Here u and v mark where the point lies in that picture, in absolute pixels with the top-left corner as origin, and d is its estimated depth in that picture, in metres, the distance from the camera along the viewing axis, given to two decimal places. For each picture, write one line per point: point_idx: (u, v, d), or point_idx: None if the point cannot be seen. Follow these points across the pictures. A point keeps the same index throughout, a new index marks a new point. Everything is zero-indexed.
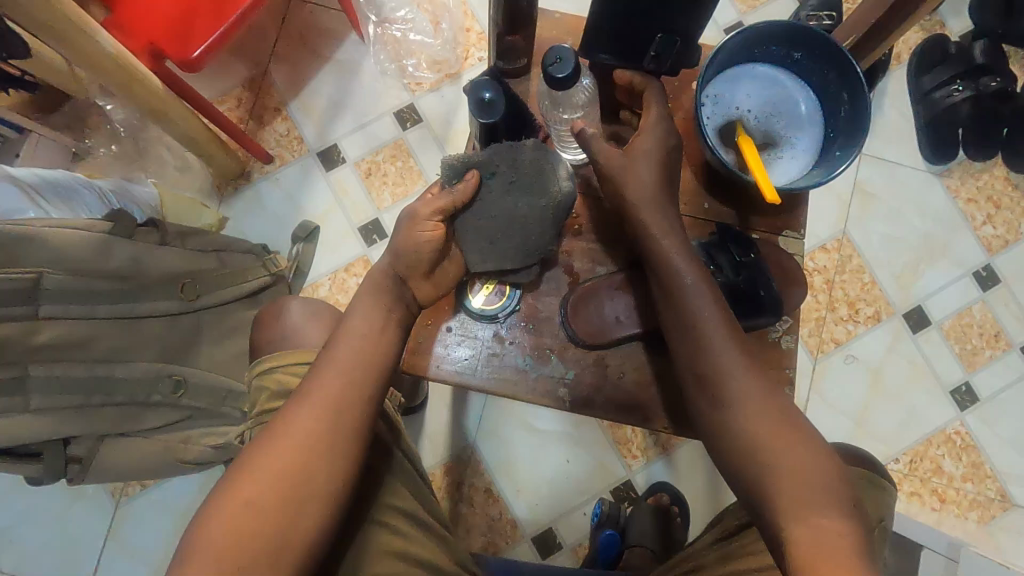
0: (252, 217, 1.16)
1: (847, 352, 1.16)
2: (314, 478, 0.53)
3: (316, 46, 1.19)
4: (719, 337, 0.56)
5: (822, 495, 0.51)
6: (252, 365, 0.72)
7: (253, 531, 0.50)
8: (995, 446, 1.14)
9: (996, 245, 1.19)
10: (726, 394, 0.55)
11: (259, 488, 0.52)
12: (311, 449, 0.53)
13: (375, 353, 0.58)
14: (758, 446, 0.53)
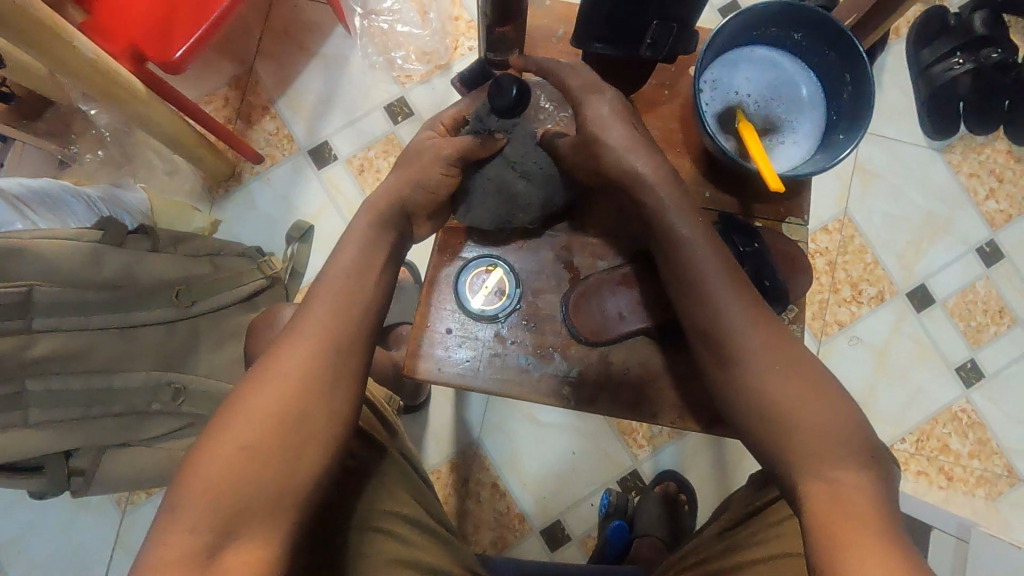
0: (246, 220, 1.14)
1: (852, 333, 1.15)
2: (312, 422, 0.50)
3: (303, 42, 1.16)
4: (727, 295, 0.53)
5: (840, 446, 0.48)
6: None
7: (248, 478, 0.47)
8: (1001, 423, 1.14)
9: (1000, 220, 1.18)
10: (740, 352, 0.52)
11: (251, 432, 0.48)
12: (306, 391, 0.51)
13: (363, 299, 0.56)
14: (776, 400, 0.50)
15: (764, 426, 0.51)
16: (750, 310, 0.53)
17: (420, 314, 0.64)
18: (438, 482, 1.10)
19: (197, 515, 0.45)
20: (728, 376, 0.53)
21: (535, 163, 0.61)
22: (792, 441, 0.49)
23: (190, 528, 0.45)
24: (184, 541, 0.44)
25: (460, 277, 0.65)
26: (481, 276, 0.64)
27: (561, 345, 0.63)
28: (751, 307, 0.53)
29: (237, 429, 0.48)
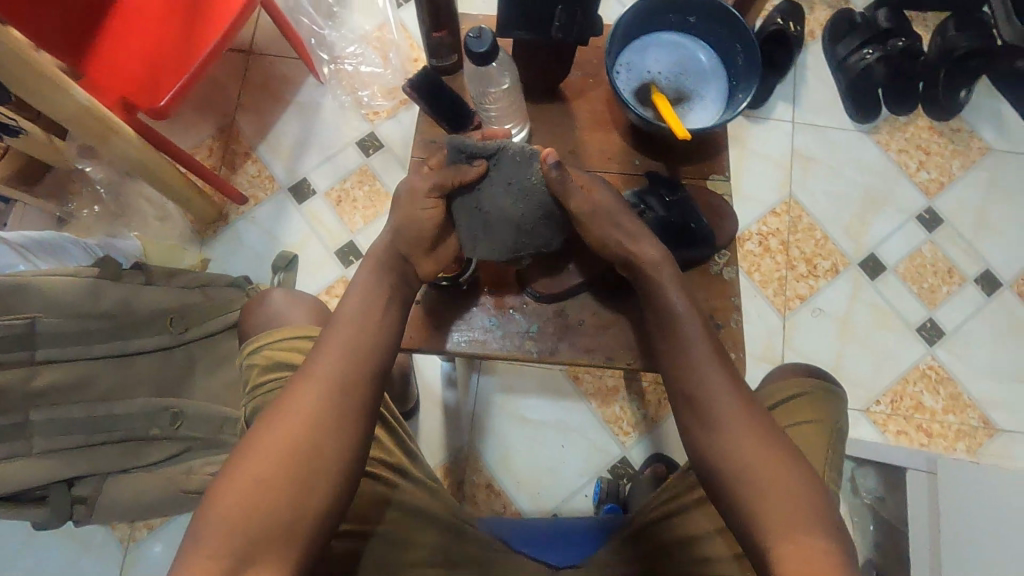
0: (235, 256, 1.21)
1: (813, 306, 1.21)
2: (321, 458, 0.56)
3: (278, 92, 1.28)
4: (706, 364, 0.61)
5: (811, 519, 0.53)
6: (243, 348, 0.78)
7: (262, 507, 0.53)
8: (968, 376, 1.19)
9: (934, 189, 1.27)
10: (716, 412, 0.59)
11: (268, 463, 0.55)
12: (317, 430, 0.57)
13: (369, 345, 0.62)
14: (747, 466, 0.56)
15: (735, 479, 0.56)
16: (731, 384, 0.60)
17: None
18: None
19: (218, 541, 0.51)
20: (702, 433, 0.59)
21: (525, 182, 0.63)
22: (761, 497, 0.55)
23: (211, 552, 0.51)
24: (204, 563, 0.50)
25: None
26: None
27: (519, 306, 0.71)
28: (732, 381, 0.60)
29: (257, 459, 0.55)
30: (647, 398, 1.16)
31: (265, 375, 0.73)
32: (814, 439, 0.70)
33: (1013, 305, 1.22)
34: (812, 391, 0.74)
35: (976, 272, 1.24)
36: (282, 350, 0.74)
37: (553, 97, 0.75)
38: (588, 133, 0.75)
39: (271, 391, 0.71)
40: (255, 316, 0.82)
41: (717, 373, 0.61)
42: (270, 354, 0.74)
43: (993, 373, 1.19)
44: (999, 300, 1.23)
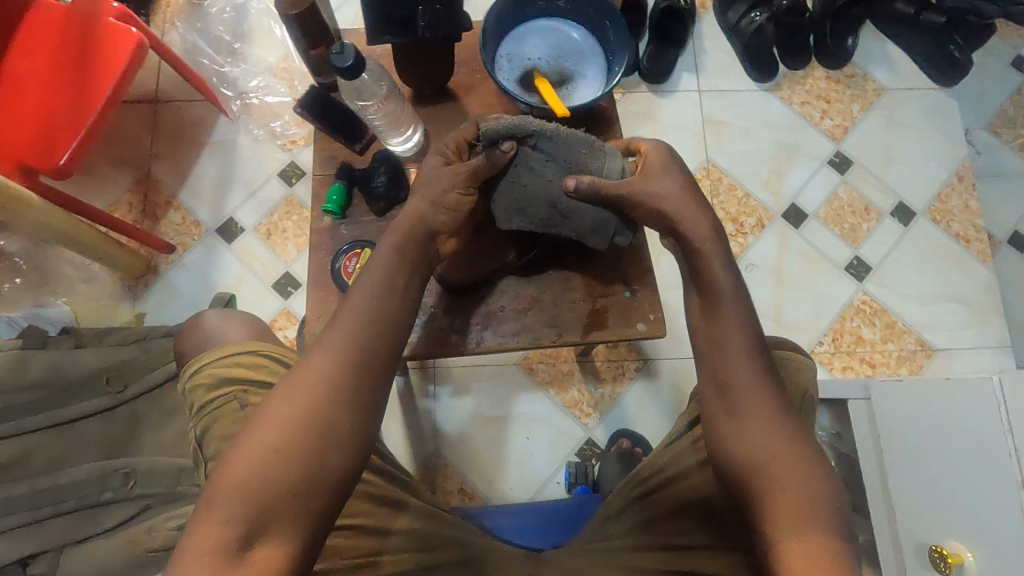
0: (171, 305, 1.19)
1: (746, 262, 1.25)
2: (333, 440, 0.53)
3: (192, 136, 1.27)
4: (737, 357, 0.61)
5: (822, 514, 0.53)
6: (188, 366, 0.70)
7: (274, 479, 0.51)
8: (900, 304, 1.24)
9: (840, 134, 1.33)
10: (739, 401, 0.59)
11: (281, 437, 0.52)
12: (336, 415, 0.54)
13: (386, 314, 0.59)
14: (769, 454, 0.56)
15: (751, 455, 0.57)
16: (761, 375, 0.60)
17: (310, 304, 0.70)
18: None
19: (231, 508, 0.49)
20: (731, 395, 0.59)
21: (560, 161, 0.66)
22: (776, 476, 0.55)
23: (224, 520, 0.49)
24: (213, 532, 0.49)
25: (336, 261, 0.70)
26: (353, 259, 0.70)
27: (457, 310, 0.72)
28: (763, 373, 0.60)
29: (268, 430, 0.52)
30: (603, 377, 1.18)
31: (211, 393, 0.67)
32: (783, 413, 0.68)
33: (930, 230, 1.29)
34: (780, 357, 0.70)
35: (891, 205, 1.30)
36: (225, 369, 0.67)
37: (443, 96, 0.77)
38: None
39: (236, 414, 0.66)
40: (190, 343, 0.74)
41: (750, 364, 0.60)
42: (214, 372, 0.67)
43: (922, 297, 1.25)
44: (916, 228, 1.29)
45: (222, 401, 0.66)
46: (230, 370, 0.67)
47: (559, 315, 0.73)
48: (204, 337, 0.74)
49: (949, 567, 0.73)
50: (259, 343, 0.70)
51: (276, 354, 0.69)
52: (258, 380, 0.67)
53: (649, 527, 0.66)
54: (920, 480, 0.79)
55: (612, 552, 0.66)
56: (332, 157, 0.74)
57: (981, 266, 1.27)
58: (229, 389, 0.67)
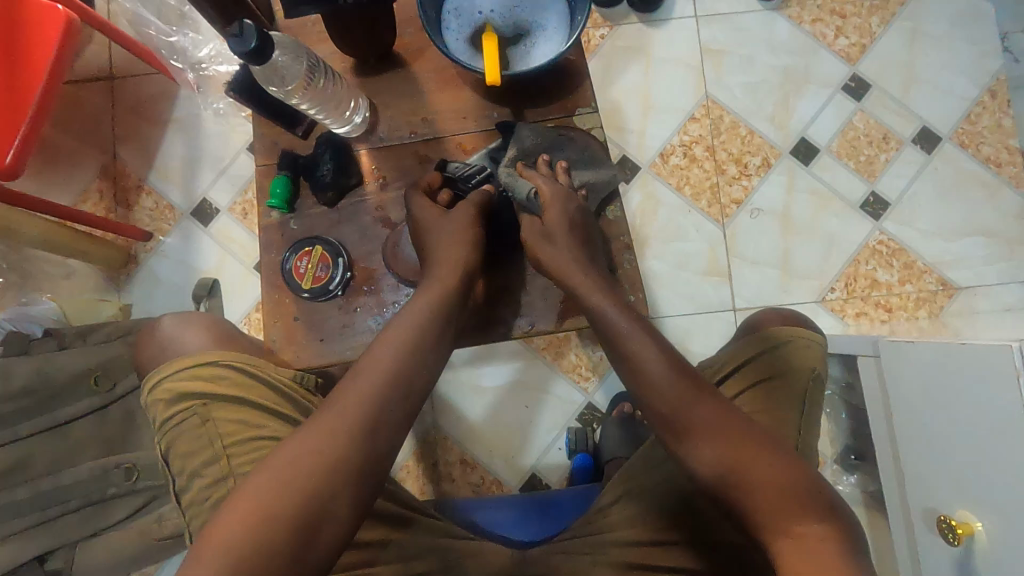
0: (154, 295, 1.17)
1: (750, 207, 1.16)
2: (338, 485, 0.50)
3: (153, 113, 1.20)
4: (662, 371, 0.58)
5: (805, 506, 0.49)
6: (149, 378, 0.62)
7: (278, 512, 0.47)
8: (920, 241, 1.15)
9: (855, 53, 1.20)
10: (682, 422, 0.55)
11: (286, 481, 0.49)
12: (343, 458, 0.50)
13: (407, 344, 0.56)
14: (727, 466, 0.52)
15: (717, 446, 0.53)
16: (686, 389, 0.57)
17: (265, 308, 0.66)
18: (410, 476, 1.12)
19: (224, 555, 0.45)
20: (679, 393, 0.57)
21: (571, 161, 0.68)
22: (746, 465, 0.52)
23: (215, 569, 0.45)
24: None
25: (286, 261, 0.65)
26: (304, 259, 0.65)
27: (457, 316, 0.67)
28: (689, 386, 0.57)
29: (271, 475, 0.49)
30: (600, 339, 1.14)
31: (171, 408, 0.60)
32: (786, 394, 0.66)
33: (956, 157, 1.17)
34: (787, 339, 0.69)
35: (913, 131, 1.18)
36: (185, 382, 0.59)
37: (388, 64, 0.69)
38: (437, 94, 0.69)
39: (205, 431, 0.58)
40: (149, 351, 0.66)
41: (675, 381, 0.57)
42: (172, 386, 0.59)
43: (944, 232, 1.15)
44: (941, 156, 1.17)
45: (183, 417, 0.59)
46: (187, 384, 0.59)
47: (531, 302, 0.67)
48: (160, 349, 0.65)
49: (959, 539, 0.69)
50: (220, 350, 0.61)
51: (241, 361, 0.61)
52: (222, 392, 0.59)
53: (639, 522, 0.65)
54: (931, 446, 0.74)
55: (603, 547, 0.65)
56: (274, 144, 0.68)
57: (1012, 193, 1.16)
58: (188, 404, 0.59)
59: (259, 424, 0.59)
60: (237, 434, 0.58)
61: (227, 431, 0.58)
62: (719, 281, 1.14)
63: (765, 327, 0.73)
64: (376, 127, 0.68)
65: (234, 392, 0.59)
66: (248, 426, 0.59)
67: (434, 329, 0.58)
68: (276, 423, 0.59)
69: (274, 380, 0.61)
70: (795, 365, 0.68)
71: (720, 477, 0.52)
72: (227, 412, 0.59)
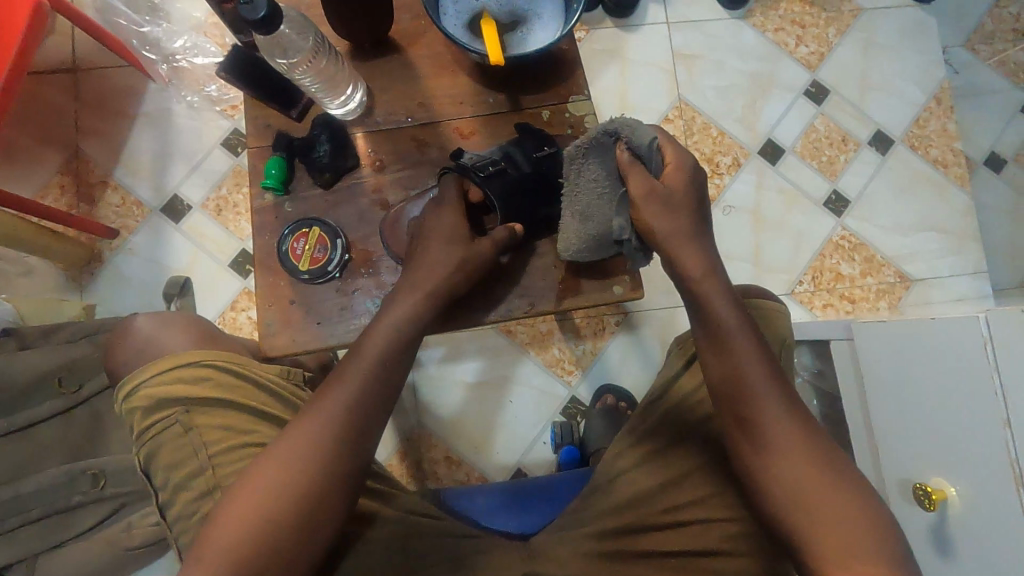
0: (120, 294, 1.11)
1: (723, 204, 1.21)
2: (331, 485, 0.53)
3: (120, 107, 1.16)
4: (764, 382, 0.57)
5: (870, 543, 0.51)
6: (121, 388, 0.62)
7: (277, 499, 0.51)
8: (878, 236, 1.23)
9: (815, 61, 1.27)
10: (768, 435, 0.56)
11: (255, 506, 0.51)
12: (319, 490, 0.52)
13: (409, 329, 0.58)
14: (801, 487, 0.54)
15: (795, 470, 0.55)
16: (783, 399, 0.57)
17: (259, 292, 0.65)
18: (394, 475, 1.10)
19: (234, 540, 0.50)
20: (752, 395, 0.57)
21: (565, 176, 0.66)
22: (814, 492, 0.53)
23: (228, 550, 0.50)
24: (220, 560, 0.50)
25: (282, 242, 0.65)
26: (301, 240, 0.64)
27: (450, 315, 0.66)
28: (785, 397, 0.57)
29: (243, 501, 0.52)
30: (583, 333, 1.15)
31: (151, 415, 0.60)
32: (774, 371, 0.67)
33: (908, 158, 1.26)
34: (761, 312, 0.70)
35: (869, 134, 1.26)
36: (168, 389, 0.60)
37: (383, 50, 0.69)
38: (433, 80, 0.69)
39: (188, 441, 0.59)
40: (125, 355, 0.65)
41: (776, 392, 0.56)
42: (152, 393, 0.60)
43: (900, 228, 1.23)
44: (895, 157, 1.25)
45: (165, 425, 0.59)
46: (170, 389, 0.60)
47: (530, 283, 0.69)
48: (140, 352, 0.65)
49: (933, 504, 0.72)
50: (204, 350, 0.62)
51: (227, 362, 0.62)
52: (205, 397, 0.60)
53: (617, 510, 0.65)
54: (906, 420, 0.79)
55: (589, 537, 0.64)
56: (267, 126, 0.67)
57: (958, 192, 1.25)
58: (170, 412, 0.60)
59: (248, 427, 0.60)
60: (222, 441, 0.59)
61: (211, 437, 0.59)
62: None
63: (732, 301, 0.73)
64: (373, 112, 0.68)
65: (218, 397, 0.60)
66: (236, 429, 0.60)
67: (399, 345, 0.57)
68: (265, 424, 0.61)
69: (261, 380, 0.63)
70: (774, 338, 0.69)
71: (783, 490, 0.55)
72: (212, 416, 0.60)
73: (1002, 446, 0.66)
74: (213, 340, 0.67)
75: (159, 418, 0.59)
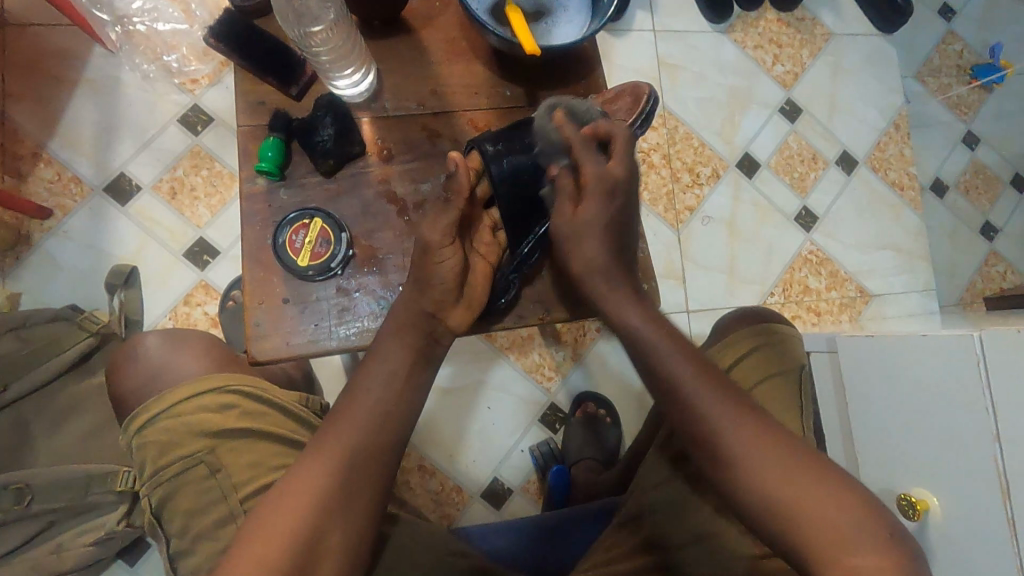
0: (52, 282, 0.98)
1: (702, 215, 1.22)
2: (360, 492, 0.51)
3: (57, 71, 1.03)
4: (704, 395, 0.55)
5: (859, 539, 0.48)
6: (133, 422, 0.61)
7: (302, 515, 0.49)
8: (841, 251, 1.28)
9: (790, 80, 1.31)
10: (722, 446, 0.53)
11: (268, 544, 0.47)
12: (338, 492, 0.50)
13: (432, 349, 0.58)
14: (775, 490, 0.51)
15: (763, 476, 0.51)
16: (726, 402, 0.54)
17: (248, 288, 0.59)
18: None
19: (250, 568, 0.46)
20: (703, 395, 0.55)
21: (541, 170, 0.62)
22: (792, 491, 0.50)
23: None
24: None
25: (279, 235, 0.60)
26: (301, 232, 0.59)
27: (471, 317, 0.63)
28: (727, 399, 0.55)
29: (254, 544, 0.47)
30: (563, 339, 1.13)
31: (170, 454, 0.60)
32: (780, 394, 0.74)
33: (869, 179, 1.32)
34: (775, 336, 0.78)
35: (836, 154, 1.31)
36: (191, 424, 0.60)
37: (394, 31, 0.64)
38: (446, 67, 0.65)
39: (213, 480, 0.60)
40: (132, 377, 0.65)
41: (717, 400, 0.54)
42: (172, 429, 0.60)
43: (861, 245, 1.29)
44: (858, 177, 1.32)
45: (187, 464, 0.59)
46: (191, 423, 0.60)
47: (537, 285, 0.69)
48: (152, 374, 0.65)
49: (917, 514, 0.75)
50: (221, 376, 0.63)
51: (247, 389, 0.63)
52: (230, 431, 0.61)
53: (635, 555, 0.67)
54: (889, 430, 0.81)
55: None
56: (262, 103, 0.62)
57: (912, 214, 1.33)
58: (194, 449, 0.60)
59: (277, 458, 0.61)
60: (250, 476, 0.60)
61: (239, 473, 0.60)
62: (674, 284, 1.19)
63: (732, 330, 0.81)
64: (382, 99, 0.63)
65: (241, 428, 0.61)
66: (263, 462, 0.61)
67: (410, 371, 0.56)
68: (291, 453, 0.62)
69: (284, 405, 0.64)
70: (779, 364, 0.76)
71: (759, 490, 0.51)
72: (238, 453, 0.61)
73: (988, 461, 0.68)
74: (226, 361, 0.68)
75: (181, 458, 0.59)
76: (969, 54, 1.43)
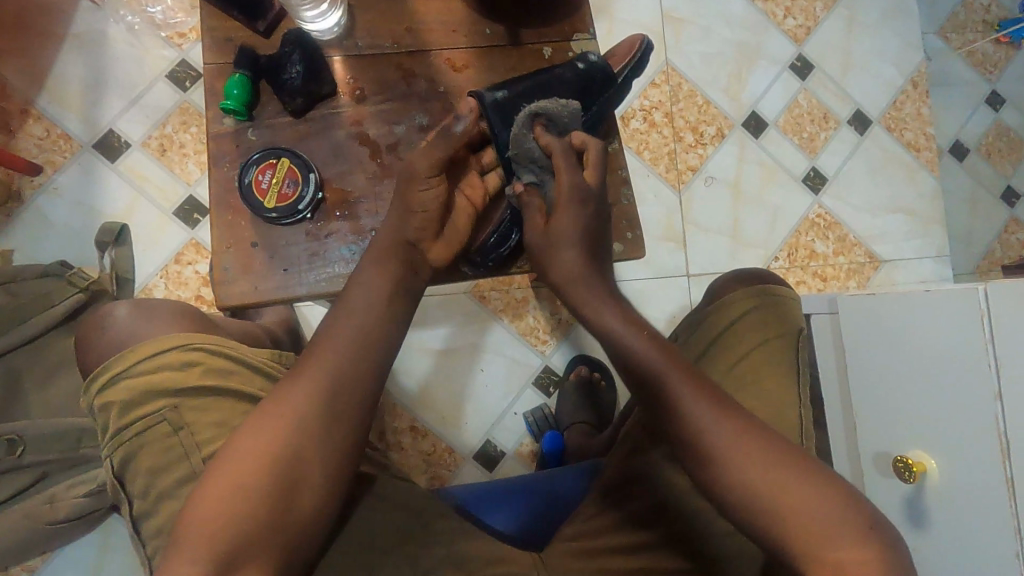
0: (43, 239, 0.98)
1: (705, 175, 1.18)
2: (320, 450, 0.49)
3: (43, 24, 1.01)
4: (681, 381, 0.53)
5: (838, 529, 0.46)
6: (96, 383, 0.60)
7: (255, 479, 0.47)
8: (851, 215, 1.23)
9: (801, 34, 1.25)
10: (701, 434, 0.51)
11: (223, 502, 0.46)
12: (296, 455, 0.48)
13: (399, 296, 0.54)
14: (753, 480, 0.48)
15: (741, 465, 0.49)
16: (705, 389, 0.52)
17: (218, 231, 0.58)
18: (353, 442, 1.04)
19: (202, 528, 0.46)
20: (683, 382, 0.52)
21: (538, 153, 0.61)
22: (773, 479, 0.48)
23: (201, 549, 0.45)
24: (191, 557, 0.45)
25: (246, 175, 0.58)
26: (268, 172, 0.58)
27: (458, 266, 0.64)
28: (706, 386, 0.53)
29: (210, 498, 0.47)
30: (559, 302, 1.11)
31: (132, 413, 0.59)
32: (775, 351, 0.72)
33: (883, 139, 1.26)
34: (770, 296, 0.75)
35: (848, 113, 1.26)
36: (155, 383, 0.60)
37: None
38: (423, 4, 0.63)
39: (177, 441, 0.59)
40: (100, 327, 0.65)
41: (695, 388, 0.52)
42: (135, 387, 0.59)
43: (872, 209, 1.24)
44: (872, 137, 1.26)
45: (151, 421, 0.59)
46: (155, 383, 0.60)
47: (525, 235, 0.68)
48: (123, 322, 0.64)
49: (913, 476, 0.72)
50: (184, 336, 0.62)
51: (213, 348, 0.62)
52: (195, 391, 0.60)
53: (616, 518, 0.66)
54: (887, 388, 0.78)
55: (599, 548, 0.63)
56: (229, 40, 0.61)
57: (929, 176, 1.27)
58: (158, 408, 0.59)
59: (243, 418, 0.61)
60: (213, 435, 0.59)
61: (202, 431, 0.59)
62: (674, 246, 1.16)
63: (724, 292, 0.78)
64: (356, 39, 0.62)
65: (206, 385, 0.61)
66: (228, 422, 0.60)
67: (381, 323, 0.53)
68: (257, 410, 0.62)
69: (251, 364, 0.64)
70: (773, 321, 0.73)
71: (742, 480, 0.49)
72: (204, 412, 0.60)
73: (990, 418, 0.66)
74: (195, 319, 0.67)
75: (143, 415, 0.59)
76: (996, 8, 1.35)
